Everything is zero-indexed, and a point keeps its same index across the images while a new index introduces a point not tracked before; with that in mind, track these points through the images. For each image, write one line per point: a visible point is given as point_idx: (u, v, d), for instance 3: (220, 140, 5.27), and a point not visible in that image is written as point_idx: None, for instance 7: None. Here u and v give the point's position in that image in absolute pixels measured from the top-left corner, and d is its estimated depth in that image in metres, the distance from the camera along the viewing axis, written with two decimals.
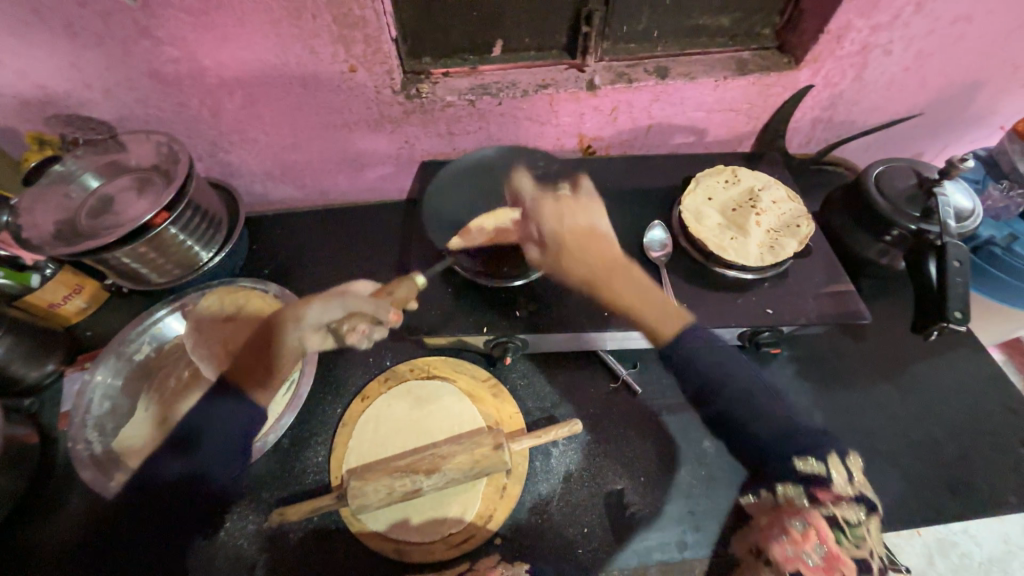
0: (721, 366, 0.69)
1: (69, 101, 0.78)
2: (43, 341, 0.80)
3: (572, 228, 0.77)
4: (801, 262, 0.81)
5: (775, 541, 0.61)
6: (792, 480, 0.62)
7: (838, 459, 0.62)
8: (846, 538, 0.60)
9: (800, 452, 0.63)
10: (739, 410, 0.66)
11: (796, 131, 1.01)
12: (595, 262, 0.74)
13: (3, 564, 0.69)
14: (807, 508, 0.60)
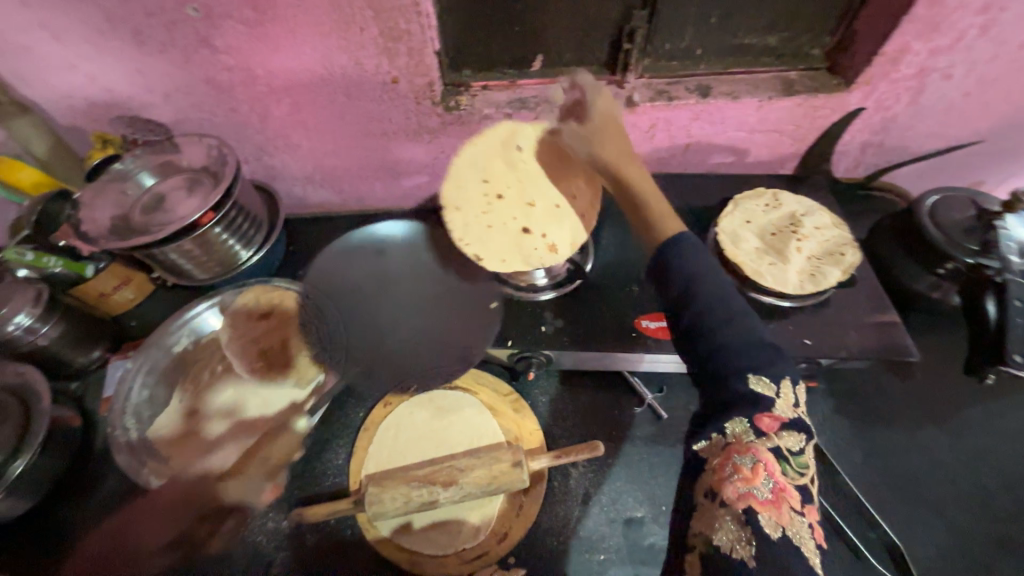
0: (713, 273, 0.60)
1: (132, 104, 0.83)
2: (91, 328, 0.85)
3: (600, 115, 0.69)
4: (844, 293, 0.77)
5: (725, 482, 0.48)
6: (738, 409, 0.51)
7: (790, 384, 0.53)
8: (793, 468, 0.49)
9: (752, 369, 0.53)
10: (712, 330, 0.56)
11: (843, 155, 0.97)
12: (628, 151, 0.69)
13: (41, 538, 0.72)
14: (754, 441, 0.48)
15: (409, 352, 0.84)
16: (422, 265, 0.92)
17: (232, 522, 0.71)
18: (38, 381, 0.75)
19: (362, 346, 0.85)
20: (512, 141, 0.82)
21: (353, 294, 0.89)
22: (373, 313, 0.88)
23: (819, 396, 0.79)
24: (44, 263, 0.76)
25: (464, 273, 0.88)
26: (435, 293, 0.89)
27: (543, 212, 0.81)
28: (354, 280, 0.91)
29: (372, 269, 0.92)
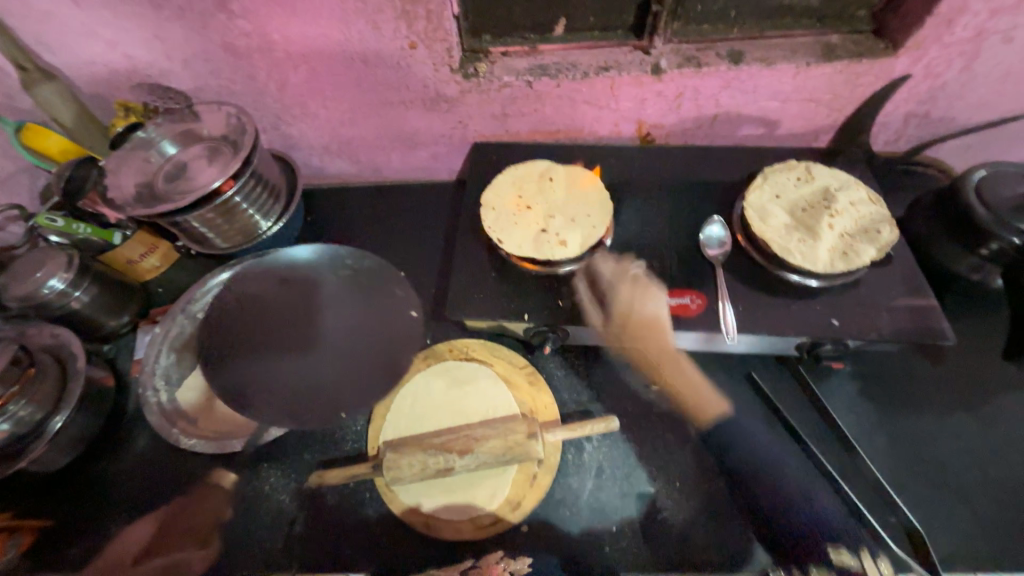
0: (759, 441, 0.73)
1: (151, 71, 0.83)
2: (120, 294, 0.87)
3: (619, 314, 0.74)
4: (876, 272, 0.74)
5: None
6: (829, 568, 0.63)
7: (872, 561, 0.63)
8: None
9: (834, 546, 0.65)
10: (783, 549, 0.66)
11: (883, 127, 0.91)
12: (658, 352, 0.75)
13: (81, 490, 0.77)
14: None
15: (330, 384, 0.76)
16: (333, 286, 0.82)
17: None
18: (73, 341, 0.78)
19: (286, 388, 0.76)
20: (547, 170, 0.84)
21: (261, 336, 0.79)
22: (292, 353, 0.78)
23: (844, 378, 0.77)
24: (73, 230, 0.82)
25: (369, 292, 0.81)
26: (354, 314, 0.80)
27: (563, 223, 0.77)
28: (266, 322, 0.80)
29: (281, 302, 0.81)
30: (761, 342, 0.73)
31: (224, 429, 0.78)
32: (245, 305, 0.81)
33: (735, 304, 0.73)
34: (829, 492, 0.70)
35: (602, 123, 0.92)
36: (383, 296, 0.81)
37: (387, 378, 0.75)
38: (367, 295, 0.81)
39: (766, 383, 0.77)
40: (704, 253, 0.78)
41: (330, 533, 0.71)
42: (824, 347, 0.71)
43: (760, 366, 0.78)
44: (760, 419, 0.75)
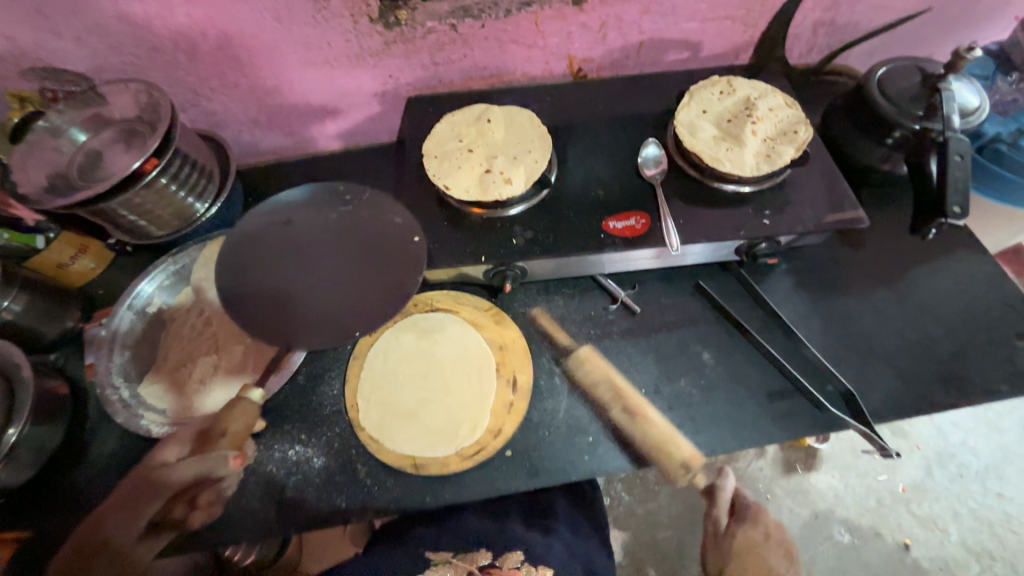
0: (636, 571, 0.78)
1: (41, 53, 0.76)
2: (58, 299, 0.83)
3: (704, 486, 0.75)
4: (798, 171, 0.80)
5: None
6: None
7: None
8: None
9: None
10: None
11: (796, 39, 0.96)
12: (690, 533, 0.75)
13: (54, 502, 0.74)
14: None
15: (339, 311, 0.67)
16: (336, 222, 0.73)
17: (214, 489, 0.67)
18: (14, 354, 0.73)
19: (302, 323, 0.66)
20: (483, 112, 0.84)
21: (262, 276, 0.68)
22: (303, 292, 0.68)
23: (781, 274, 0.84)
24: None
25: (369, 223, 0.73)
26: (365, 246, 0.71)
27: (505, 161, 0.79)
28: (270, 261, 0.70)
29: (279, 241, 0.71)
30: (704, 251, 0.78)
31: (198, 412, 0.78)
32: (241, 255, 0.69)
33: (677, 218, 0.77)
34: (776, 375, 0.77)
35: (533, 63, 0.92)
36: (383, 224, 0.72)
37: (399, 297, 0.66)
38: (371, 227, 0.72)
39: (713, 289, 0.83)
40: (642, 174, 0.81)
41: (323, 492, 0.72)
42: (759, 246, 0.77)
43: (706, 275, 0.84)
44: (711, 321, 0.81)
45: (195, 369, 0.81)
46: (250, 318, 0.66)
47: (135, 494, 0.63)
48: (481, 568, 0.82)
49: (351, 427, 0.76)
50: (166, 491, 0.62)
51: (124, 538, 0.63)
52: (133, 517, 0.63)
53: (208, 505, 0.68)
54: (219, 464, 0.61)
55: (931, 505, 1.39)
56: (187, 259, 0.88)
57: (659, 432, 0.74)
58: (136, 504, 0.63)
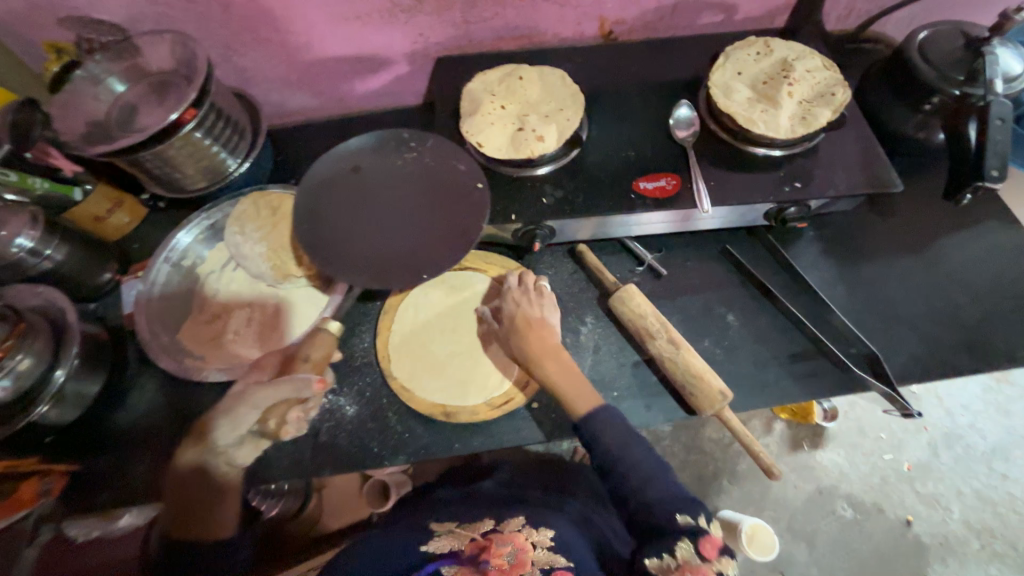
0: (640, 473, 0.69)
1: (78, 2, 0.76)
2: (97, 251, 0.85)
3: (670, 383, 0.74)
4: (832, 135, 0.79)
5: (510, 553, 0.71)
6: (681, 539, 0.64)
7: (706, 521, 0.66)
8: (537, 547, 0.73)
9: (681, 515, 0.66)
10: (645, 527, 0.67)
11: (834, 3, 0.94)
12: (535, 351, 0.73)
13: (99, 441, 0.78)
14: (518, 536, 0.75)
15: (407, 252, 0.73)
16: (401, 168, 0.77)
17: (295, 411, 0.72)
18: (58, 297, 0.76)
19: (374, 262, 0.73)
20: (514, 70, 0.84)
21: (340, 220, 0.74)
22: (374, 233, 0.74)
23: (808, 240, 0.84)
24: (30, 185, 0.76)
25: (435, 170, 0.76)
26: (429, 191, 0.75)
27: (538, 119, 0.79)
28: (341, 205, 0.75)
29: (349, 186, 0.76)
30: (732, 215, 0.79)
31: (235, 359, 0.81)
32: (314, 199, 0.75)
33: (708, 181, 0.77)
34: (798, 337, 0.79)
35: (565, 23, 0.91)
36: (446, 170, 0.76)
37: (464, 240, 0.71)
38: (434, 174, 0.76)
39: (739, 253, 0.84)
40: (674, 136, 0.81)
41: (356, 437, 0.76)
42: (788, 211, 0.77)
43: (733, 239, 0.85)
44: (735, 285, 0.82)
45: (232, 322, 0.84)
46: (326, 255, 0.72)
47: (232, 405, 0.70)
48: (482, 534, 0.77)
49: (383, 378, 0.79)
50: (262, 403, 0.69)
51: (224, 443, 0.69)
52: (232, 425, 0.69)
53: (290, 429, 0.72)
54: (304, 385, 0.70)
55: (935, 484, 1.41)
56: (220, 214, 0.89)
57: (699, 365, 0.73)
58: (241, 402, 0.69)
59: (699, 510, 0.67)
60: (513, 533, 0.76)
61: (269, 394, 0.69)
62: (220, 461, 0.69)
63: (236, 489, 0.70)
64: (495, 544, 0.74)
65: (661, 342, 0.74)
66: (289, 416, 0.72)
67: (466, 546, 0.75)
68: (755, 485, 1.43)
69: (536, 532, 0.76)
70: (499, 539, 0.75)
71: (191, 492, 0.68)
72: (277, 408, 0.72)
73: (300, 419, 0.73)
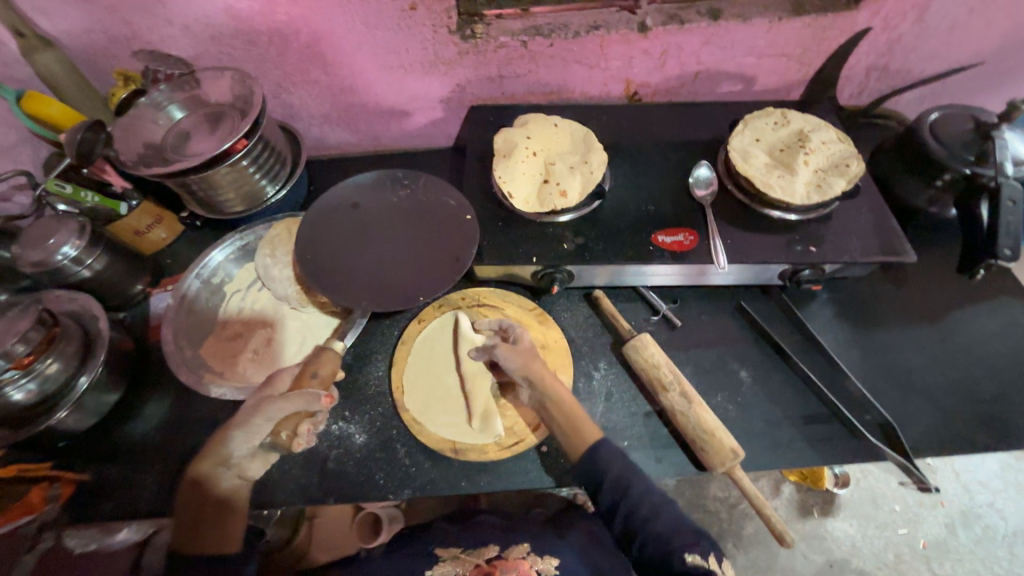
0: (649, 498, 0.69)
1: (152, 38, 0.84)
2: (133, 262, 0.89)
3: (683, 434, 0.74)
4: (846, 203, 0.82)
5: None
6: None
7: (716, 561, 0.64)
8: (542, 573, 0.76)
9: (688, 547, 0.64)
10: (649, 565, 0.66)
11: (848, 80, 0.99)
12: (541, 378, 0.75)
13: (108, 451, 0.79)
14: (525, 563, 0.78)
15: (404, 277, 0.80)
16: (395, 204, 0.86)
17: (305, 424, 0.70)
18: (93, 306, 0.79)
19: (373, 286, 0.79)
20: (548, 119, 0.89)
21: (339, 250, 0.82)
22: (371, 260, 0.81)
23: (822, 303, 0.86)
24: (81, 198, 0.82)
25: (426, 205, 0.86)
26: (421, 222, 0.84)
27: (564, 170, 0.83)
28: (342, 236, 0.83)
29: (349, 220, 0.85)
30: (745, 273, 0.81)
31: (250, 379, 0.83)
32: (318, 231, 0.83)
33: (724, 239, 0.80)
34: (812, 399, 0.79)
35: (593, 83, 0.97)
36: (437, 205, 0.85)
37: (456, 264, 0.78)
38: (425, 207, 0.85)
39: (754, 311, 0.85)
40: (693, 194, 0.85)
41: (363, 466, 0.76)
42: (803, 273, 0.79)
43: (746, 296, 0.86)
44: (748, 341, 0.83)
45: (253, 340, 0.87)
46: (327, 282, 0.79)
47: (246, 415, 0.68)
48: (488, 560, 0.79)
49: (394, 409, 0.79)
50: (273, 415, 0.67)
51: (239, 454, 0.69)
52: (245, 436, 0.68)
53: (302, 442, 0.70)
54: (312, 401, 0.68)
55: (953, 566, 1.34)
56: (252, 237, 0.94)
57: (711, 420, 0.73)
58: (252, 412, 0.67)
59: (709, 549, 0.65)
60: (518, 560, 0.78)
61: (279, 406, 0.67)
62: (232, 472, 0.69)
63: (240, 513, 0.68)
64: (500, 571, 0.77)
65: (675, 392, 0.75)
66: (300, 429, 0.69)
67: (471, 572, 0.77)
68: (761, 552, 1.36)
69: (541, 560, 0.78)
70: (504, 566, 0.77)
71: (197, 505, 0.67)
72: (289, 420, 0.70)
73: (311, 432, 0.70)
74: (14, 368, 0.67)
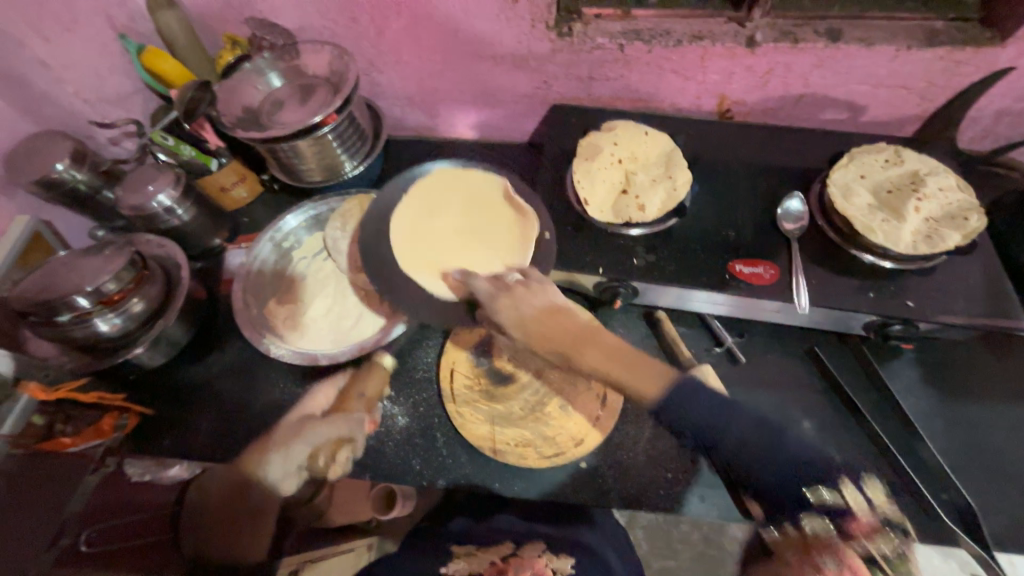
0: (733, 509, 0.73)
1: (263, 7, 0.87)
2: (215, 216, 0.93)
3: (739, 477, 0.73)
4: (957, 260, 0.74)
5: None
6: (817, 513, 0.58)
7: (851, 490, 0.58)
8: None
9: (811, 482, 0.59)
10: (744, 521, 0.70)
11: (972, 122, 0.89)
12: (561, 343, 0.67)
13: (172, 390, 0.85)
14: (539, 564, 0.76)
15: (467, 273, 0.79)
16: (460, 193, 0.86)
17: (344, 451, 0.73)
18: (177, 254, 0.83)
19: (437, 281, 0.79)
20: (636, 128, 0.86)
21: (402, 240, 0.83)
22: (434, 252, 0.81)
23: (906, 362, 0.79)
24: (180, 150, 0.87)
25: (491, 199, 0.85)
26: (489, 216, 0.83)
27: (538, 291, 0.70)
28: (405, 225, 0.83)
29: (414, 209, 0.85)
30: (827, 318, 0.75)
31: (305, 346, 0.85)
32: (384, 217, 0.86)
33: (809, 278, 0.74)
34: (879, 466, 0.73)
35: (684, 95, 0.92)
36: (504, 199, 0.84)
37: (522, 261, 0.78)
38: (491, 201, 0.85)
39: (828, 359, 0.80)
40: (780, 226, 0.79)
41: (402, 449, 0.77)
42: (892, 327, 0.72)
43: (821, 342, 0.81)
44: (816, 390, 0.79)
45: (314, 308, 0.90)
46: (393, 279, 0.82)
47: (288, 438, 0.72)
48: (503, 556, 0.78)
49: (439, 397, 0.80)
50: (315, 438, 0.71)
51: (274, 476, 0.70)
52: (286, 458, 0.71)
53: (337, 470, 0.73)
54: (355, 425, 0.73)
55: None
56: (325, 207, 0.96)
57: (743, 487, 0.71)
58: (293, 436, 0.72)
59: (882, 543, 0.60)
60: (532, 559, 0.76)
61: (322, 429, 0.72)
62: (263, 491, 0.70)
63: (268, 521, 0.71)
64: (515, 570, 0.75)
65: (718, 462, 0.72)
66: (338, 456, 0.72)
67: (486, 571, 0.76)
68: None
69: (556, 559, 0.77)
70: (519, 565, 0.76)
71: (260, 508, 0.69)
72: (327, 445, 0.73)
73: (348, 459, 0.73)
74: (105, 303, 0.72)
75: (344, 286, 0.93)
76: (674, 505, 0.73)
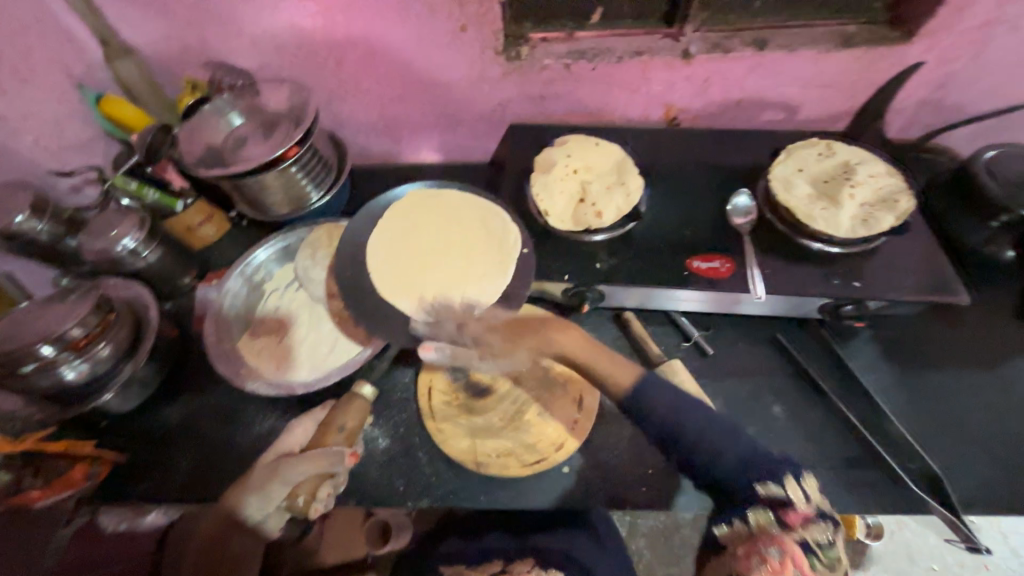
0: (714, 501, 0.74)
1: (221, 51, 0.90)
2: (183, 255, 0.93)
3: None
4: (895, 239, 0.79)
5: None
6: (760, 506, 0.58)
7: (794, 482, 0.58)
8: None
9: (761, 477, 0.59)
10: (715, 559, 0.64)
11: (897, 113, 0.96)
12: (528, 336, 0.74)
13: (146, 435, 0.83)
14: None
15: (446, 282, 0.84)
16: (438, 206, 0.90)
17: (325, 487, 0.72)
18: (145, 296, 0.83)
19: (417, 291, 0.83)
20: (588, 140, 0.91)
21: (383, 257, 0.86)
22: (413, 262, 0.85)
23: (864, 340, 0.83)
24: (143, 193, 0.88)
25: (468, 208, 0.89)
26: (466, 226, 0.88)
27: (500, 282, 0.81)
28: (386, 244, 0.87)
29: (393, 227, 0.89)
30: (783, 304, 0.78)
31: (281, 377, 0.85)
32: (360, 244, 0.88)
33: (762, 267, 0.78)
34: (848, 442, 0.76)
35: (633, 106, 0.98)
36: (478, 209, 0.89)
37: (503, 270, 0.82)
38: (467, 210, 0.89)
39: (790, 343, 0.83)
40: (731, 221, 0.83)
41: (385, 472, 0.77)
42: (844, 308, 0.76)
43: (783, 328, 0.84)
44: (782, 374, 0.82)
45: (289, 338, 0.90)
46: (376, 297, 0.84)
47: (264, 480, 0.70)
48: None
49: (419, 415, 0.81)
50: (293, 478, 0.69)
51: (253, 518, 0.70)
52: (263, 499, 0.70)
53: (319, 507, 0.72)
54: (337, 460, 0.72)
55: None
56: (294, 237, 0.97)
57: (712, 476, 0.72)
58: (270, 479, 0.70)
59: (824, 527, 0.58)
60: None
61: (303, 467, 0.69)
62: (247, 537, 0.69)
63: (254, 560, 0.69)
64: None
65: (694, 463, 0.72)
66: (319, 493, 0.71)
67: None
68: None
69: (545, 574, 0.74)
70: None
71: (245, 554, 0.68)
72: (307, 483, 0.71)
73: (330, 495, 0.72)
74: (71, 349, 0.71)
75: (317, 314, 0.93)
76: (658, 501, 0.74)
